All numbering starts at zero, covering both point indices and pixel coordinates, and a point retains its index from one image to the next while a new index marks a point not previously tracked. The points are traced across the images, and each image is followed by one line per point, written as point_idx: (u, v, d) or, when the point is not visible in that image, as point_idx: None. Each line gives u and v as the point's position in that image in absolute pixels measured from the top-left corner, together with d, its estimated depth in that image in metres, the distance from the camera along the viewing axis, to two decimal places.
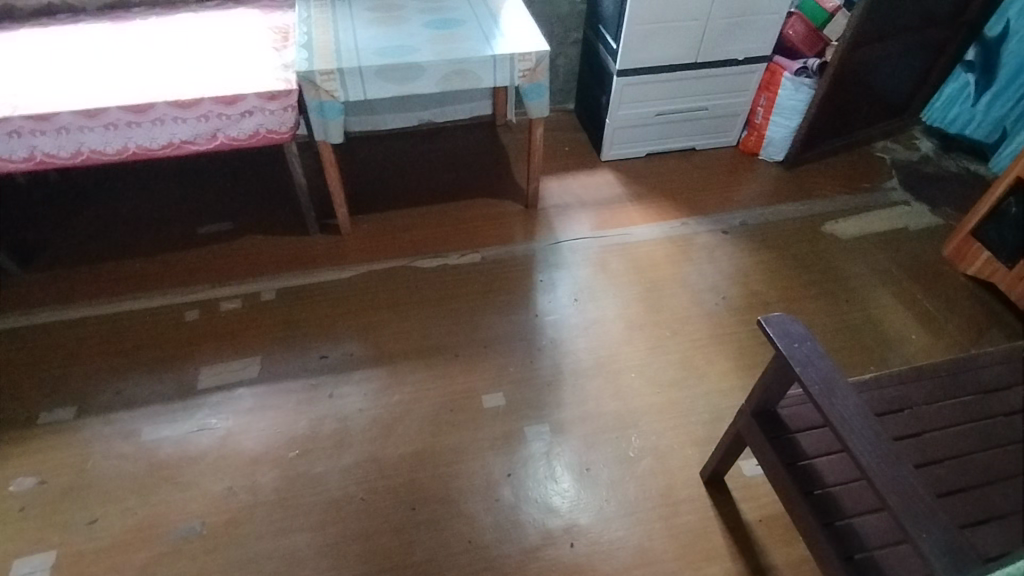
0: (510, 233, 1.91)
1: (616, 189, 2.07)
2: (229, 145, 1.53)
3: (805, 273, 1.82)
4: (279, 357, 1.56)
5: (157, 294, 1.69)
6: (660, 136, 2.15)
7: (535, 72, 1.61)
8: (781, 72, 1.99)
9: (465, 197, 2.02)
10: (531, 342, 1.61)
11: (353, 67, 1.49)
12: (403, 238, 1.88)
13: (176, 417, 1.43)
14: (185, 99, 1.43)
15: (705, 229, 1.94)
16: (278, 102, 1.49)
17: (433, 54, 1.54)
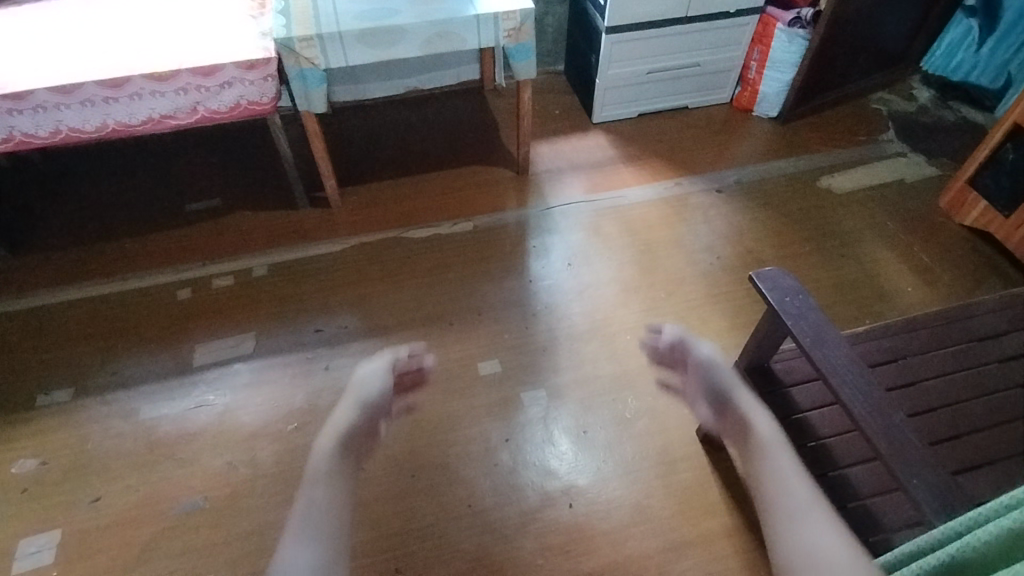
0: (501, 200, 1.88)
1: (608, 151, 2.04)
2: (210, 118, 1.50)
3: (800, 229, 1.80)
4: (273, 332, 1.55)
5: (147, 273, 1.68)
6: (652, 96, 2.11)
7: (520, 32, 1.57)
8: (774, 24, 1.94)
9: (455, 164, 1.99)
10: (525, 308, 1.60)
11: (333, 32, 1.44)
12: (393, 208, 1.86)
13: (173, 395, 1.43)
14: (161, 71, 1.39)
15: (699, 189, 1.92)
16: (257, 72, 1.44)
17: (415, 16, 1.49)
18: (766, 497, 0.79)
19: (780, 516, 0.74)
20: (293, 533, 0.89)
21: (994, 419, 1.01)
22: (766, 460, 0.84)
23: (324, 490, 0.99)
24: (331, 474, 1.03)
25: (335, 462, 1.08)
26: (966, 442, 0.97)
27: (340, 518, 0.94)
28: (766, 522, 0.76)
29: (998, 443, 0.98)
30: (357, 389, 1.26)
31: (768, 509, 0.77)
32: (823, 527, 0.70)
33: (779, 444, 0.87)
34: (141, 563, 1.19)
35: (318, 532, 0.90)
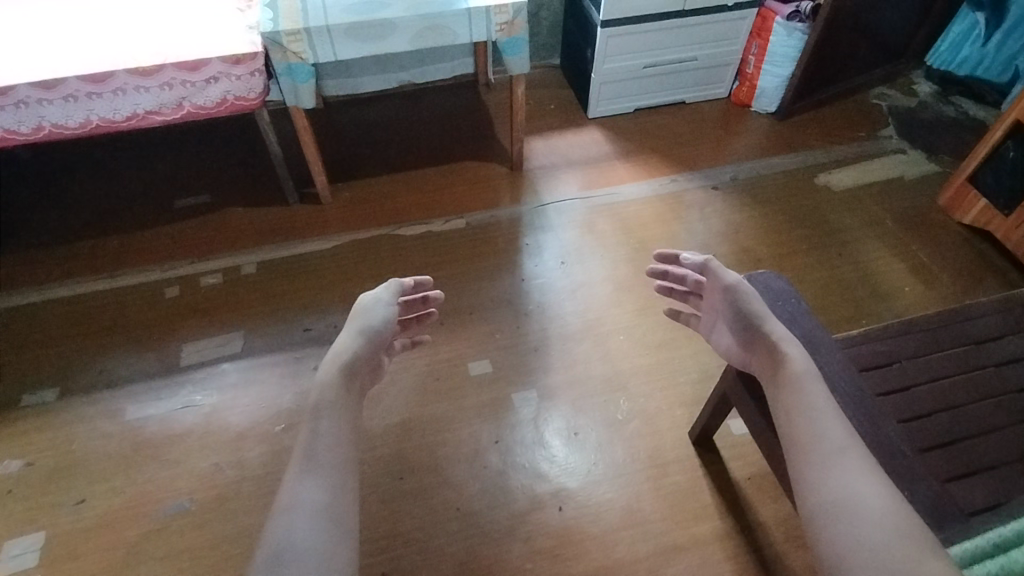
0: (495, 197, 1.86)
1: (604, 147, 2.02)
2: (196, 114, 1.47)
3: (797, 227, 1.78)
4: (262, 331, 1.53)
5: (135, 271, 1.66)
6: (648, 90, 2.08)
7: (513, 26, 1.54)
8: (773, 17, 1.90)
9: (448, 160, 1.96)
10: (517, 307, 1.58)
11: (320, 25, 1.41)
12: (385, 204, 1.84)
13: (160, 395, 1.41)
14: (145, 66, 1.36)
15: (695, 185, 1.90)
16: (244, 67, 1.42)
17: (404, 9, 1.46)
18: (801, 434, 0.83)
19: (812, 456, 0.80)
20: (300, 461, 1.00)
21: (992, 424, 0.99)
22: (801, 400, 0.87)
23: (332, 417, 1.09)
24: (334, 395, 1.13)
25: (340, 381, 1.17)
26: (961, 448, 0.96)
27: (343, 442, 1.06)
28: (796, 458, 0.82)
29: (995, 449, 0.96)
30: (362, 315, 1.32)
31: (801, 445, 0.83)
32: (857, 473, 0.76)
33: (813, 379, 0.89)
34: (126, 565, 1.18)
35: (325, 457, 1.01)
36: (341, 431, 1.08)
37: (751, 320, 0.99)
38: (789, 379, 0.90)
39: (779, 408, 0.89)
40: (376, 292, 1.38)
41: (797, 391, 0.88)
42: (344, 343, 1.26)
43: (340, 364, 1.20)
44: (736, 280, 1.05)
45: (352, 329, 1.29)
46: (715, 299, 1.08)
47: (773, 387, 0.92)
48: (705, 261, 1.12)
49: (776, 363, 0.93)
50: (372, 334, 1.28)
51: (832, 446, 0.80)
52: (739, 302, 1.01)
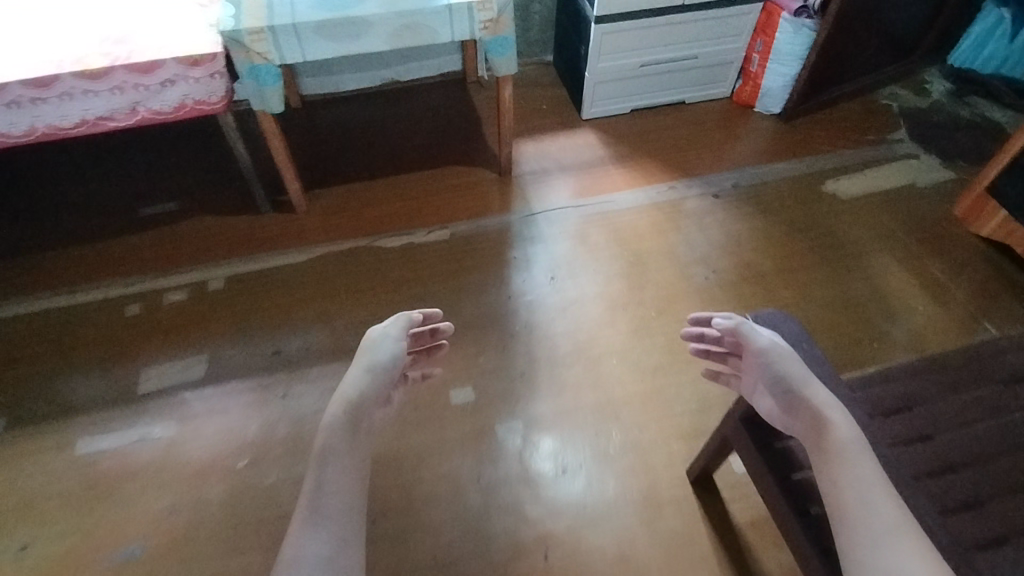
0: (481, 205, 1.74)
1: (598, 151, 1.90)
2: (153, 120, 1.35)
3: (804, 239, 1.67)
4: (228, 354, 1.42)
5: (93, 286, 1.54)
6: (645, 90, 1.96)
7: (498, 23, 1.42)
8: (779, 13, 1.78)
9: (432, 164, 1.85)
10: (504, 328, 1.47)
11: (286, 23, 1.29)
12: (365, 213, 1.72)
13: (116, 426, 1.31)
14: (93, 69, 1.24)
15: (695, 193, 1.78)
16: (202, 68, 1.30)
17: (379, 5, 1.34)
18: (851, 513, 0.73)
19: (868, 541, 0.70)
20: (302, 515, 0.88)
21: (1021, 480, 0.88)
22: (847, 472, 0.76)
23: (344, 460, 0.96)
24: (344, 435, 1.00)
25: (351, 422, 1.03)
26: (988, 509, 0.85)
27: (354, 492, 0.93)
28: (846, 540, 0.72)
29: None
30: (374, 354, 1.17)
31: (851, 525, 0.72)
32: (915, 561, 0.67)
33: (862, 452, 0.78)
34: None
35: (335, 512, 0.89)
36: (353, 479, 0.95)
37: (792, 386, 0.87)
38: (834, 447, 0.79)
39: (824, 482, 0.78)
40: (389, 325, 1.23)
41: (843, 462, 0.77)
42: (351, 379, 1.12)
43: (347, 403, 1.06)
44: (770, 342, 0.93)
45: (361, 365, 1.15)
46: (749, 365, 0.94)
47: (818, 456, 0.80)
48: (736, 323, 0.97)
49: (818, 431, 0.81)
50: (382, 376, 1.15)
51: (886, 529, 0.70)
52: (777, 370, 0.88)
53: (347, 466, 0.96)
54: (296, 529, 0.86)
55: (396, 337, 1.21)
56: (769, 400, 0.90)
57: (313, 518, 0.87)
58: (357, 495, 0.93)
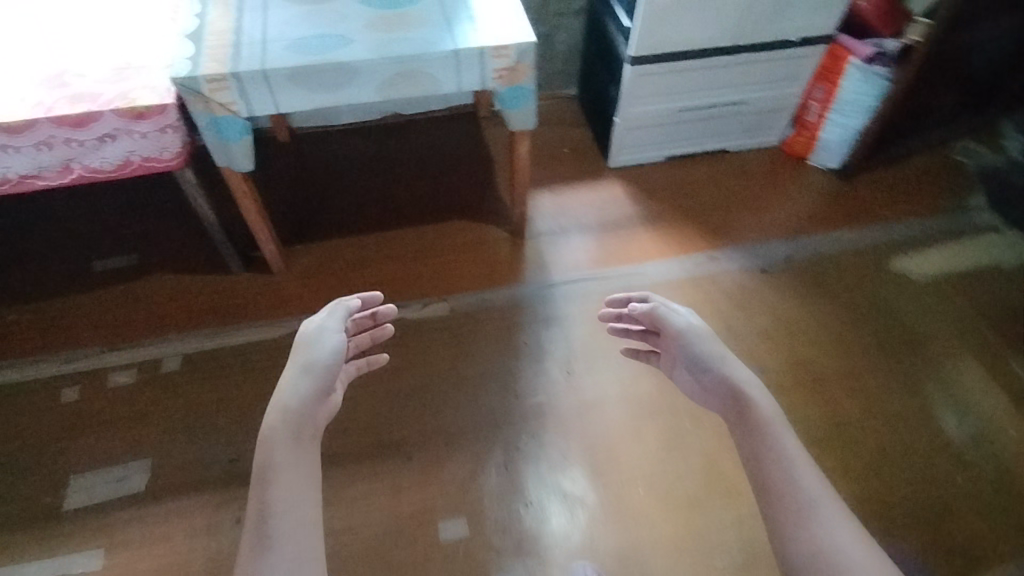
0: (488, 271, 1.49)
1: (626, 207, 1.64)
2: (91, 179, 1.11)
3: (868, 331, 1.41)
4: (177, 459, 1.19)
5: (28, 361, 1.31)
6: (683, 138, 1.69)
7: (515, 72, 1.16)
8: (847, 57, 1.52)
9: (433, 217, 1.59)
10: (508, 437, 1.23)
11: (254, 70, 1.04)
12: (353, 278, 1.47)
13: (33, 555, 1.08)
14: (11, 122, 1.00)
15: (738, 265, 1.52)
16: (149, 122, 1.05)
17: (371, 48, 1.09)
18: (775, 480, 0.76)
19: (795, 507, 0.73)
20: (250, 540, 0.75)
21: None
22: (768, 440, 0.80)
23: (295, 459, 0.83)
24: (287, 434, 0.85)
25: (293, 422, 0.88)
26: None
27: (308, 491, 0.81)
28: (766, 504, 0.76)
29: None
30: (311, 350, 0.97)
31: (784, 497, 0.75)
32: (842, 527, 0.71)
33: (783, 424, 0.82)
34: None
35: (287, 528, 0.76)
36: (307, 479, 0.82)
37: (710, 364, 0.92)
38: (761, 425, 0.82)
39: (740, 447, 0.84)
40: (325, 316, 1.02)
41: (760, 428, 0.82)
42: (286, 385, 0.92)
43: (282, 410, 0.88)
44: (686, 325, 0.97)
45: (295, 365, 0.94)
46: (669, 346, 0.99)
47: (734, 424, 0.86)
48: (651, 307, 1.01)
49: (740, 409, 0.86)
50: (325, 380, 0.95)
51: (810, 495, 0.74)
52: (694, 353, 0.93)
53: (299, 461, 0.84)
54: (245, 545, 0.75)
55: (334, 325, 1.02)
56: (688, 379, 0.97)
57: (264, 542, 0.74)
58: (311, 497, 0.81)
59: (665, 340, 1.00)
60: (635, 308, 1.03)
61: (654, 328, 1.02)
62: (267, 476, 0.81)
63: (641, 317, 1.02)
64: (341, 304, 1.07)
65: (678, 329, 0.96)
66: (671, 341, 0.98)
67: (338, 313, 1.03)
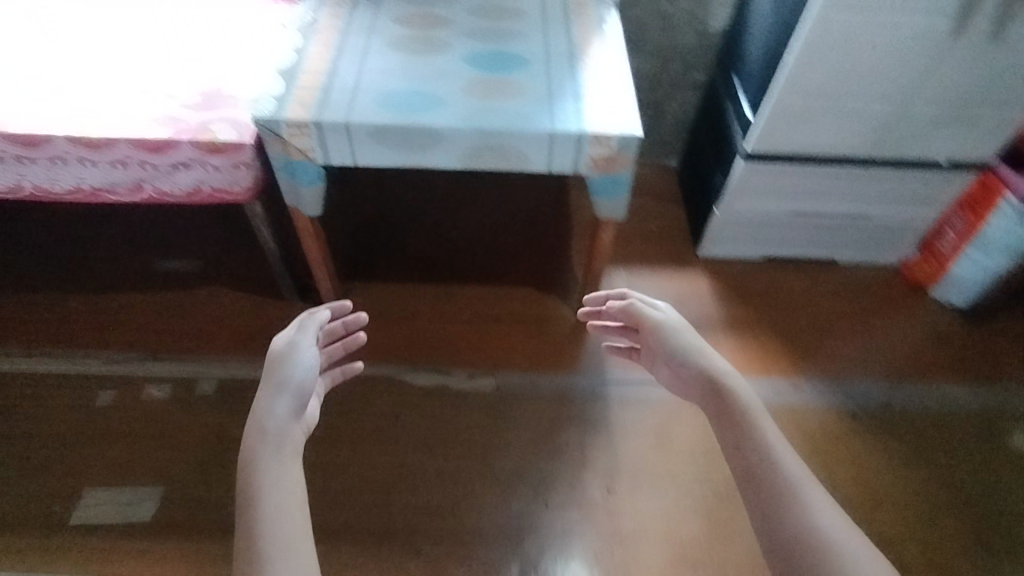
0: (544, 351, 1.38)
1: (707, 305, 1.49)
2: (160, 199, 1.09)
3: (962, 516, 1.21)
4: (187, 493, 1.15)
5: (75, 354, 1.31)
6: (787, 240, 1.51)
7: (613, 162, 1.04)
8: (1001, 193, 1.29)
9: (498, 277, 1.50)
10: (526, 550, 1.12)
11: (337, 120, 0.98)
12: (402, 329, 1.40)
13: (31, 565, 1.07)
14: (92, 137, 0.98)
15: (822, 400, 1.34)
16: (224, 157, 1.01)
17: (463, 115, 1.01)
18: (762, 470, 0.75)
19: (781, 492, 0.72)
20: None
21: None
22: (747, 438, 0.78)
23: (280, 480, 0.80)
24: (272, 454, 0.82)
25: (273, 446, 0.83)
26: None
27: (297, 502, 0.79)
28: (750, 492, 0.75)
29: None
30: (285, 365, 0.91)
31: (768, 486, 0.73)
32: (824, 509, 0.69)
33: (763, 415, 0.81)
34: None
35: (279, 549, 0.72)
36: (291, 488, 0.79)
37: (687, 356, 0.92)
38: (742, 420, 0.81)
39: (724, 437, 0.82)
40: (296, 330, 0.97)
41: (743, 420, 0.81)
42: (262, 413, 0.87)
43: (261, 441, 0.83)
44: (662, 318, 0.98)
45: (267, 387, 0.89)
46: (647, 339, 0.98)
47: (716, 418, 0.85)
48: (627, 303, 1.02)
49: (722, 403, 0.85)
50: (298, 397, 0.90)
51: (791, 478, 0.73)
52: (669, 340, 0.94)
53: (283, 472, 0.81)
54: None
55: (304, 336, 0.96)
56: (668, 373, 0.94)
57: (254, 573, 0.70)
58: (299, 503, 0.79)
59: (642, 335, 1.00)
60: (612, 305, 1.05)
61: (632, 326, 1.02)
62: (255, 498, 0.78)
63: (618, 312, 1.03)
64: (309, 316, 1.00)
65: (653, 321, 0.98)
66: (648, 335, 0.98)
67: (309, 325, 0.97)
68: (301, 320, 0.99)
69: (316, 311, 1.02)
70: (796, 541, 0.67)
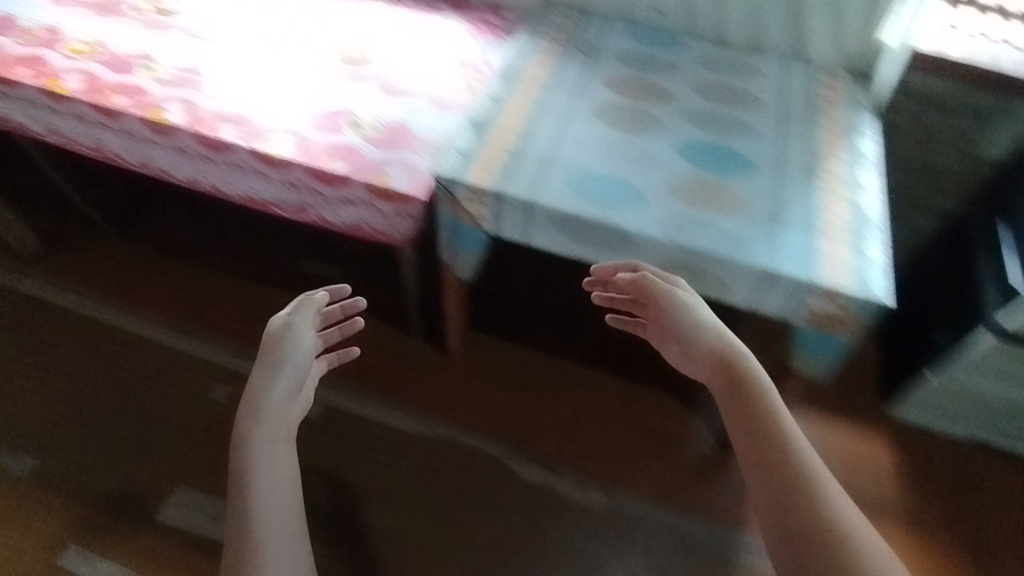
0: (669, 480, 1.19)
1: (881, 482, 1.22)
2: (320, 225, 1.03)
3: None
4: None
5: (205, 339, 1.32)
6: (1013, 432, 1.19)
7: (836, 320, 0.82)
8: None
9: (639, 373, 1.32)
10: None
11: (521, 198, 0.86)
12: (520, 405, 1.27)
13: (111, 550, 1.08)
14: (271, 155, 0.93)
15: None
16: (391, 204, 0.93)
17: (664, 221, 0.85)
18: (777, 466, 0.63)
19: (804, 493, 0.60)
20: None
21: None
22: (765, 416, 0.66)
23: (274, 482, 0.71)
24: (262, 445, 0.72)
25: (265, 440, 0.73)
26: None
27: (292, 511, 0.70)
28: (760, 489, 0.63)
29: None
30: (281, 351, 0.80)
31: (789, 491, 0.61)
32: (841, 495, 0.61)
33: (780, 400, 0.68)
34: None
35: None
36: (283, 491, 0.71)
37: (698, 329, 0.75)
38: (758, 409, 0.67)
39: (732, 421, 0.68)
40: (293, 312, 0.84)
41: (760, 409, 0.67)
42: (250, 406, 0.75)
43: (247, 439, 0.72)
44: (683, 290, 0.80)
45: (258, 375, 0.77)
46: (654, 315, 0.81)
47: (722, 398, 0.71)
48: (638, 274, 0.82)
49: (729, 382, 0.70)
50: (293, 386, 0.79)
51: (814, 478, 0.62)
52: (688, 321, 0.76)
53: (277, 470, 0.72)
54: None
55: (303, 322, 0.84)
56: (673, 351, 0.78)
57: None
58: (295, 508, 0.71)
59: (651, 309, 0.81)
60: (621, 276, 0.84)
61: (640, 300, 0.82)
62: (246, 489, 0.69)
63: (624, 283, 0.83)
64: (308, 297, 0.87)
65: (669, 296, 0.80)
66: (660, 310, 0.80)
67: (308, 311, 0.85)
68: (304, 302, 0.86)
69: (315, 292, 0.88)
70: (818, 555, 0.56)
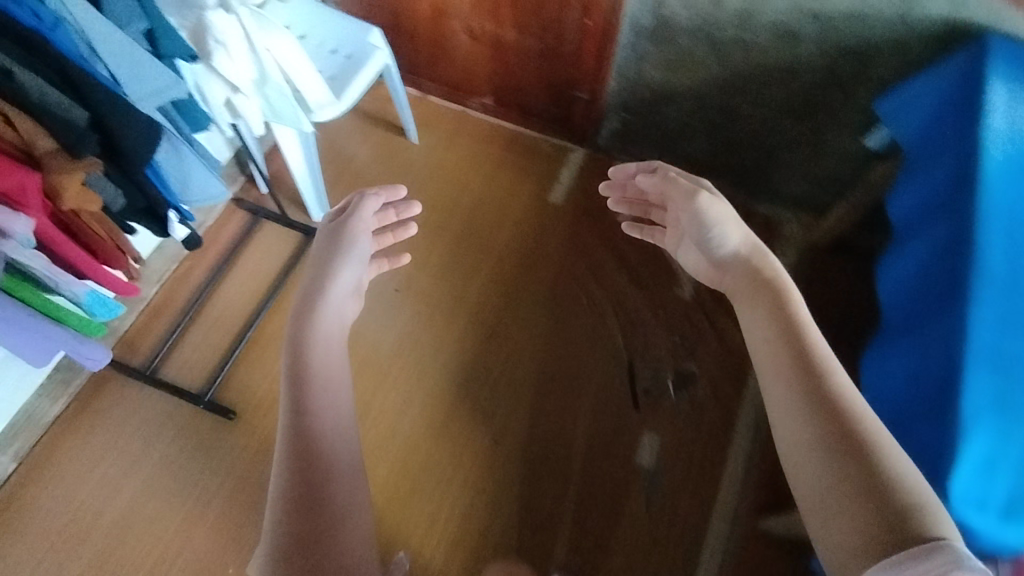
0: None
1: None
2: None
3: None
4: None
5: None
6: None
7: None
8: None
9: None
10: None
11: None
12: None
13: None
14: None
15: None
16: None
17: None
18: (829, 404, 0.60)
19: (867, 423, 0.59)
20: (312, 547, 0.55)
21: None
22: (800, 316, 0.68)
23: (333, 309, 0.71)
24: (326, 330, 0.69)
25: (324, 337, 0.68)
26: None
27: (343, 408, 0.64)
28: (800, 416, 0.61)
29: None
30: (347, 240, 0.79)
31: (829, 414, 0.60)
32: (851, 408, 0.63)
33: (762, 253, 0.76)
34: None
35: (325, 466, 0.59)
36: (338, 388, 0.65)
37: (731, 228, 0.78)
38: (797, 322, 0.67)
39: (755, 314, 0.71)
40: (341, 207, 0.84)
41: (773, 310, 0.69)
42: (314, 279, 0.74)
43: (301, 335, 0.67)
44: (702, 186, 0.83)
45: (328, 264, 0.76)
46: (674, 212, 0.84)
47: (749, 306, 0.72)
48: (656, 170, 0.87)
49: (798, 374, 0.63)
50: (358, 277, 0.79)
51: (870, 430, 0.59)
52: (705, 210, 0.79)
53: (335, 343, 0.69)
54: (281, 505, 0.57)
55: (369, 198, 0.84)
56: (693, 254, 0.83)
57: (319, 468, 0.59)
58: (349, 393, 0.66)
59: (671, 207, 0.85)
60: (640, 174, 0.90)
61: (655, 193, 0.88)
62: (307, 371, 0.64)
63: (648, 185, 0.88)
64: (361, 196, 0.84)
65: (687, 193, 0.81)
66: (677, 204, 0.83)
67: (368, 205, 0.83)
68: (359, 195, 0.85)
69: (372, 194, 0.85)
70: (897, 502, 0.54)
